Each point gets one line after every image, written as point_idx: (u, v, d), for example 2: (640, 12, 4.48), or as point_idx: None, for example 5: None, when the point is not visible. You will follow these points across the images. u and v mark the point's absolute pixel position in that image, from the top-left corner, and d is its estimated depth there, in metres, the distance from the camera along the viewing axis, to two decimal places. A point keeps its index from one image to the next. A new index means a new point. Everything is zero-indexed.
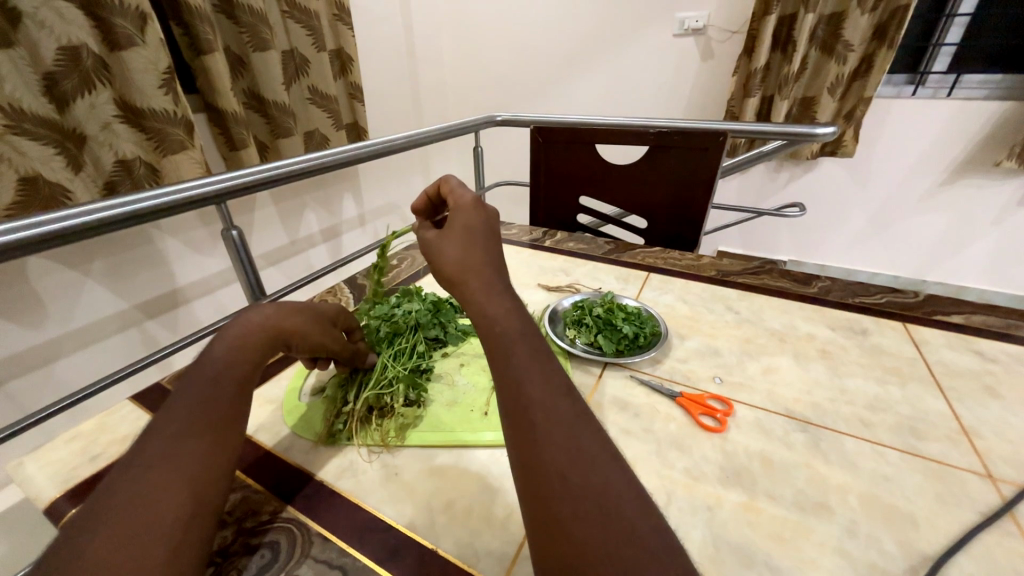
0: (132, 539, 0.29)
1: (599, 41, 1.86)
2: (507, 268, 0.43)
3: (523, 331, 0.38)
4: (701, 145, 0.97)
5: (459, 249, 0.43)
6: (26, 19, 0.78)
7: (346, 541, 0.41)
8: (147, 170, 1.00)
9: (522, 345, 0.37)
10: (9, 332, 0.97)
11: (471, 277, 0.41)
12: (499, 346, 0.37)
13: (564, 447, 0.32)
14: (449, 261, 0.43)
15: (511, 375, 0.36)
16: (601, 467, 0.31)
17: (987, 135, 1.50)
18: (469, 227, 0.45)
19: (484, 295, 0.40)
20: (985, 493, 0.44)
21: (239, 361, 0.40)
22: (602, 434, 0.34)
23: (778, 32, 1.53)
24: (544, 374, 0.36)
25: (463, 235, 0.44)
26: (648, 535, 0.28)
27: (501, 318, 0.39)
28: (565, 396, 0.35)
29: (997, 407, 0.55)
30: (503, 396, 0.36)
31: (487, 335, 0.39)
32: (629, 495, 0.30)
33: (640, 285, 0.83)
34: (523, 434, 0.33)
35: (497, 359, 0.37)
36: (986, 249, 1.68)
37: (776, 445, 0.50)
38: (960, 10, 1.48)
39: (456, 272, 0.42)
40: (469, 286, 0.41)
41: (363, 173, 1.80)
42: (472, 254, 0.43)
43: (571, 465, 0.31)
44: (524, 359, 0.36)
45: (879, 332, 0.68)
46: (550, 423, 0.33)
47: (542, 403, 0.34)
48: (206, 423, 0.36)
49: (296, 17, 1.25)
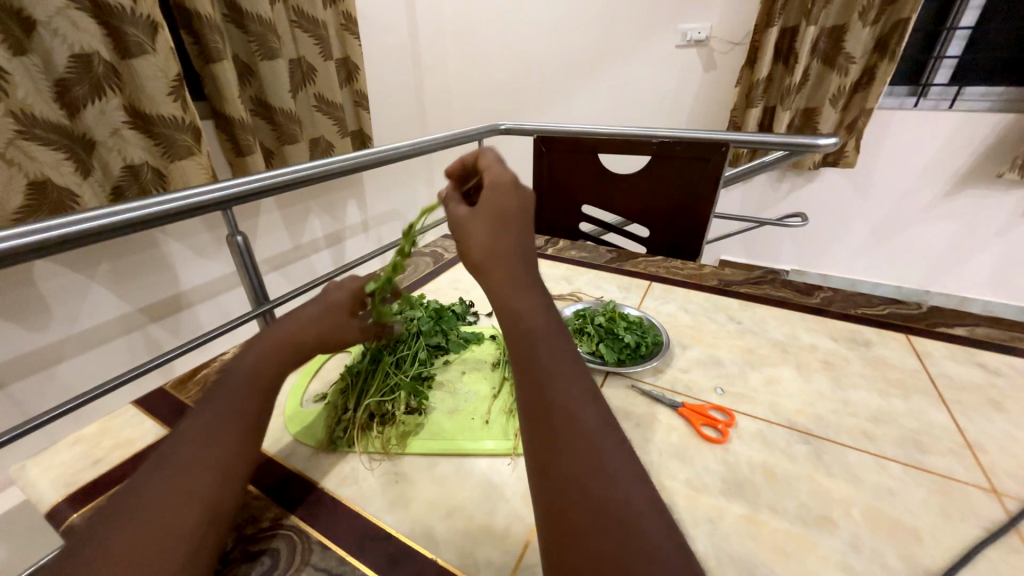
0: (147, 544, 0.29)
1: (603, 53, 1.88)
2: (536, 261, 0.41)
3: (548, 331, 0.37)
4: (703, 156, 0.98)
5: (487, 235, 0.40)
6: (40, 27, 0.79)
7: (346, 549, 0.41)
8: (154, 175, 1.01)
9: (547, 345, 0.36)
10: (14, 335, 0.97)
11: (495, 268, 0.39)
12: (522, 345, 0.37)
13: (584, 456, 0.31)
14: (475, 245, 0.41)
15: (534, 378, 0.35)
16: (622, 480, 0.31)
17: (990, 146, 1.51)
18: (502, 210, 0.41)
19: (511, 290, 0.38)
20: (989, 508, 0.44)
21: (263, 361, 0.41)
22: (624, 442, 0.33)
23: (780, 44, 1.54)
24: (567, 377, 0.35)
25: (494, 220, 0.41)
26: (666, 553, 0.28)
27: (526, 316, 0.37)
28: (588, 402, 0.34)
29: (1002, 421, 0.54)
30: (525, 397, 0.36)
31: (510, 330, 0.38)
32: (649, 510, 0.30)
33: (642, 293, 0.83)
34: (545, 437, 0.33)
35: (520, 360, 0.37)
36: (989, 260, 1.68)
37: (779, 456, 0.50)
38: (960, 23, 1.49)
39: (483, 257, 0.40)
40: (494, 275, 0.39)
41: (368, 179, 1.82)
42: (502, 243, 0.40)
43: (591, 475, 0.31)
44: (547, 361, 0.36)
45: (881, 343, 0.67)
46: (571, 430, 0.32)
47: (563, 408, 0.33)
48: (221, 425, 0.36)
49: (304, 26, 1.27)
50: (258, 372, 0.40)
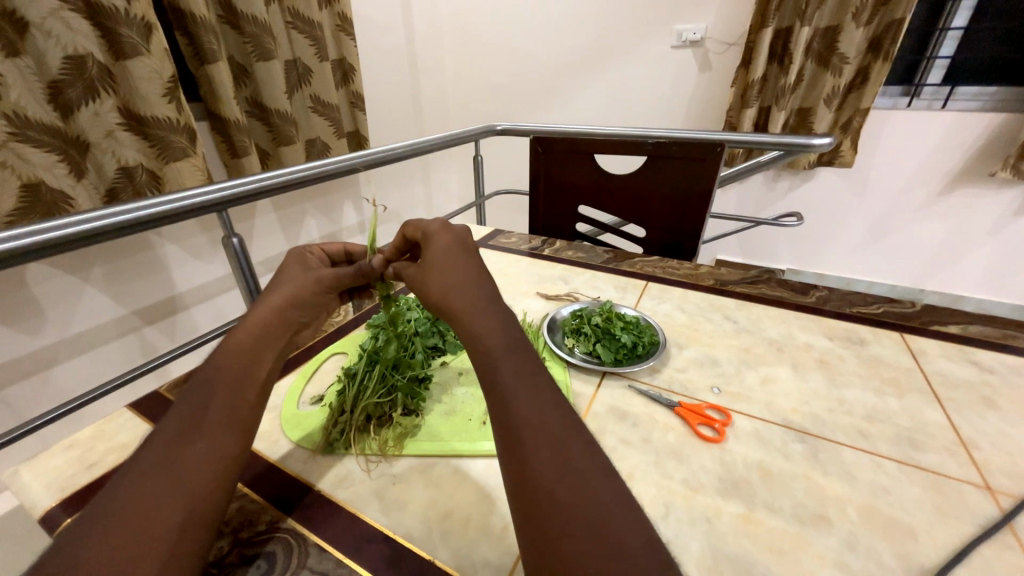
0: (128, 546, 0.28)
1: (598, 53, 1.88)
2: (490, 281, 0.45)
3: (510, 346, 0.39)
4: (700, 156, 0.98)
5: (442, 269, 0.45)
6: (33, 28, 0.79)
7: (344, 552, 0.41)
8: (148, 177, 1.00)
9: (511, 359, 0.38)
10: (8, 339, 0.97)
11: (456, 296, 0.42)
12: (487, 363, 0.38)
13: (553, 461, 0.32)
14: (434, 284, 0.44)
15: (501, 391, 0.36)
16: (592, 482, 0.31)
17: (984, 146, 1.52)
18: (445, 248, 0.48)
19: (471, 312, 0.41)
20: (983, 506, 0.44)
21: (236, 364, 0.40)
22: (594, 446, 0.34)
23: (774, 45, 1.55)
24: (533, 388, 0.36)
25: (442, 256, 0.47)
26: (641, 549, 0.29)
27: (490, 334, 0.39)
28: (554, 410, 0.35)
29: (995, 418, 0.55)
30: (495, 412, 0.36)
31: (474, 350, 0.39)
32: (622, 510, 0.30)
33: (639, 293, 0.83)
34: (514, 451, 0.33)
35: (487, 378, 0.38)
36: (983, 258, 1.69)
37: (775, 456, 0.50)
38: (953, 23, 1.50)
39: (441, 291, 0.44)
40: (458, 302, 0.42)
41: (364, 181, 1.82)
42: (454, 271, 0.45)
43: (563, 481, 0.31)
44: (511, 376, 0.37)
45: (877, 342, 0.68)
46: (540, 440, 0.33)
47: (530, 419, 0.34)
48: (194, 430, 0.35)
49: (300, 27, 1.26)
50: (230, 375, 0.40)
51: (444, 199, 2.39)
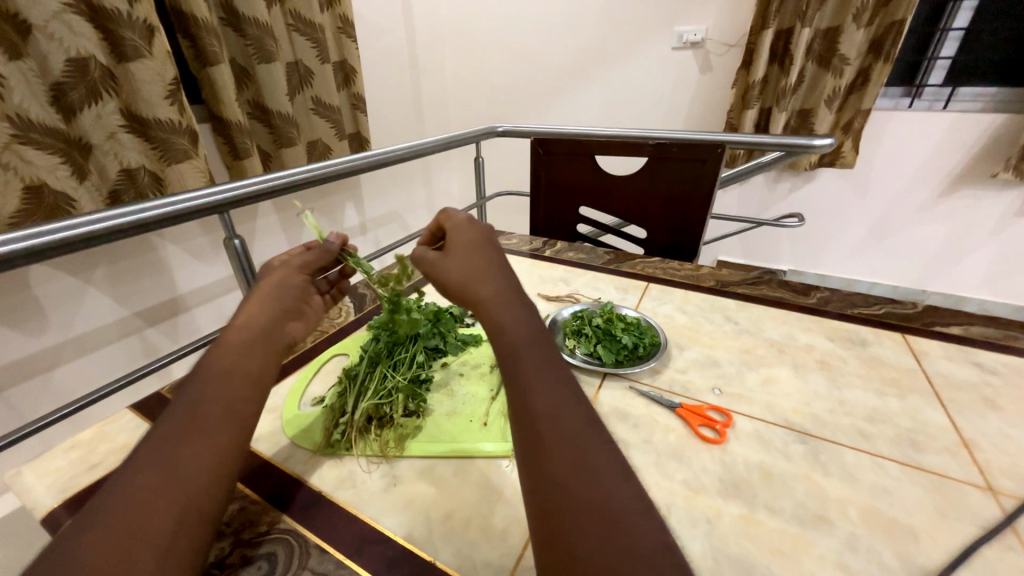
0: (133, 542, 0.29)
1: (598, 55, 1.89)
2: (512, 273, 0.45)
3: (531, 339, 0.39)
4: (701, 157, 0.98)
5: (463, 260, 0.46)
6: (36, 31, 0.79)
7: (344, 553, 0.41)
8: (150, 179, 1.00)
9: (531, 353, 0.38)
10: (10, 340, 0.97)
11: (476, 286, 0.43)
12: (507, 355, 0.38)
13: (568, 456, 0.32)
14: (452, 275, 0.45)
15: (519, 384, 0.36)
16: (605, 480, 0.31)
17: (986, 147, 1.52)
18: (468, 240, 0.48)
19: (494, 302, 0.41)
20: (985, 507, 0.44)
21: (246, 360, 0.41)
22: (611, 444, 0.34)
23: (775, 46, 1.55)
24: (552, 382, 0.36)
25: (468, 246, 0.47)
26: (651, 550, 0.28)
27: (508, 326, 0.40)
28: (572, 406, 0.35)
29: (996, 419, 0.54)
30: (512, 404, 0.36)
31: (496, 342, 0.40)
32: (634, 509, 0.30)
33: (640, 294, 0.83)
34: (529, 443, 0.34)
35: (508, 370, 0.38)
36: (985, 259, 1.68)
37: (775, 457, 0.50)
38: (954, 24, 1.50)
39: (461, 280, 0.44)
40: (478, 291, 0.43)
41: (365, 182, 1.82)
42: (474, 263, 0.45)
43: (575, 476, 0.31)
44: (530, 370, 0.37)
45: (878, 343, 0.68)
46: (556, 434, 0.33)
47: (547, 414, 0.34)
48: (204, 426, 0.36)
49: (301, 30, 1.27)
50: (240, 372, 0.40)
51: (445, 200, 2.39)
